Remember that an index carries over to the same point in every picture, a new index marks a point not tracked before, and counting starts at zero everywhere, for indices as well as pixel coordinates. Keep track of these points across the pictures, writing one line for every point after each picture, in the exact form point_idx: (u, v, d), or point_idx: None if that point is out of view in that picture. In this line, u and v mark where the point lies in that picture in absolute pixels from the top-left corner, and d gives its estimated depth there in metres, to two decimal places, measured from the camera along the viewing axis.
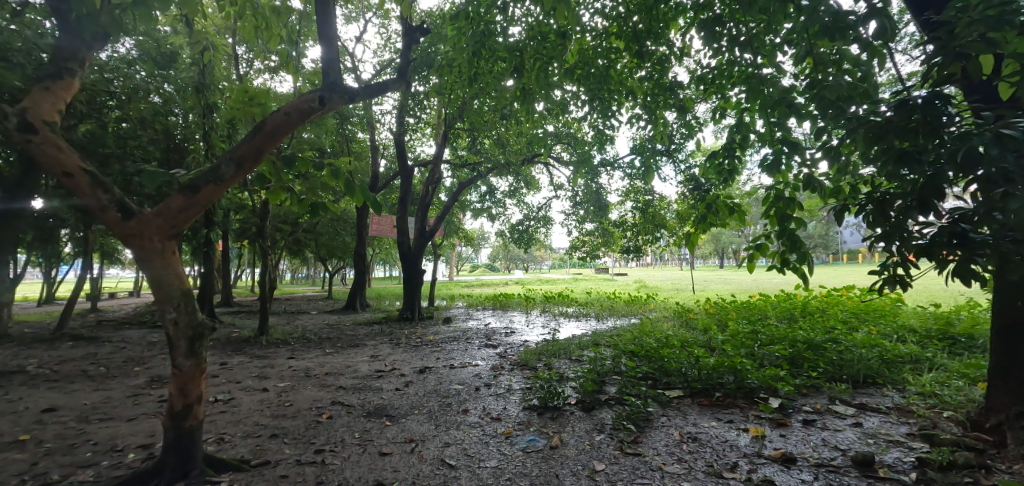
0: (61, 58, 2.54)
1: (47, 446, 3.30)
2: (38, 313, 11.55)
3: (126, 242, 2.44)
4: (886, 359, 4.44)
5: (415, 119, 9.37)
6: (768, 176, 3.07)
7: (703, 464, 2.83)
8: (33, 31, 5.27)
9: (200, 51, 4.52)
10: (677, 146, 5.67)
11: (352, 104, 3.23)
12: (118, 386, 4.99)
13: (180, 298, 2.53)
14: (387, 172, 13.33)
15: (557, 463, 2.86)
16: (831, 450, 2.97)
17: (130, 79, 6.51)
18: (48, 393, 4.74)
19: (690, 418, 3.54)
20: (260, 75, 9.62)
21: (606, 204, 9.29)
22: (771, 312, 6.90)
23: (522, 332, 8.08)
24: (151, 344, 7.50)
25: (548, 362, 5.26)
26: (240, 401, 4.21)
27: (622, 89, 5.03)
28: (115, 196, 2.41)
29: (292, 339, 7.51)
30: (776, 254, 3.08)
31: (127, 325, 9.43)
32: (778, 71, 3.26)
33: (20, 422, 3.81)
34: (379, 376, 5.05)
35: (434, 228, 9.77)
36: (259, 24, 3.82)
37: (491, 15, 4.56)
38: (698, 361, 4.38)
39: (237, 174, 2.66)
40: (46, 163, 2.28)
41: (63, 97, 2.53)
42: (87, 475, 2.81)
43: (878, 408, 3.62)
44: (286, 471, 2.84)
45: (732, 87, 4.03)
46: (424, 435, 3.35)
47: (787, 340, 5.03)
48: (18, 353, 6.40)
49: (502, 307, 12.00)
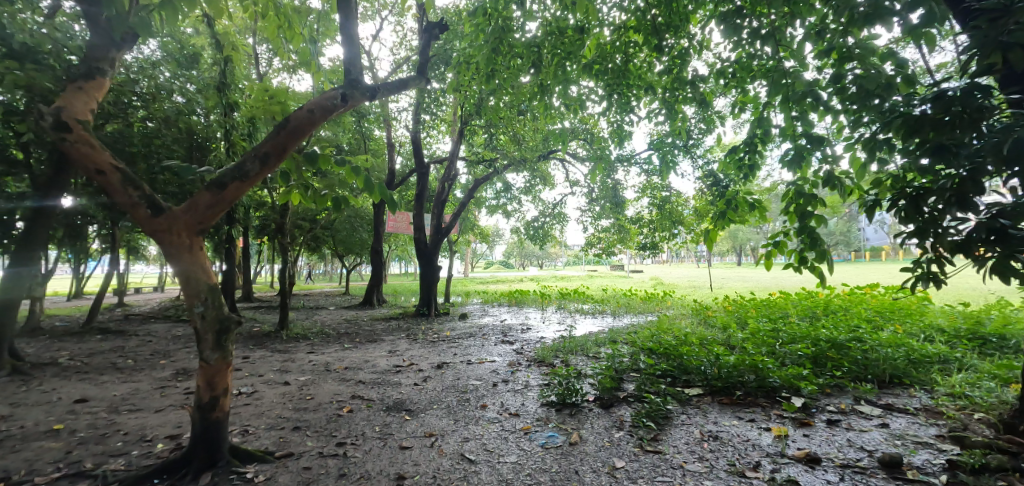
0: (93, 58, 2.66)
1: (80, 435, 3.42)
2: (68, 307, 12.02)
3: (155, 238, 2.50)
4: (913, 359, 4.33)
5: (430, 116, 9.37)
6: (789, 172, 2.97)
7: (724, 462, 2.80)
8: (63, 34, 5.40)
9: (223, 50, 4.62)
10: (695, 142, 5.74)
11: (372, 102, 3.22)
12: (145, 378, 5.14)
13: (207, 292, 2.59)
14: (402, 169, 13.46)
15: (576, 459, 2.86)
16: (857, 451, 2.92)
17: (155, 79, 6.66)
18: (80, 384, 4.91)
19: (710, 416, 3.50)
20: (279, 73, 9.75)
21: (623, 200, 9.06)
22: (792, 310, 6.79)
23: (538, 328, 8.10)
24: (175, 337, 7.70)
25: (565, 359, 5.23)
26: (263, 394, 4.29)
27: (639, 83, 4.95)
28: (145, 193, 2.48)
29: (311, 334, 7.59)
30: (794, 252, 3.05)
31: (152, 319, 9.69)
32: (801, 64, 3.18)
33: (54, 412, 3.96)
34: (397, 371, 5.10)
35: (450, 225, 9.77)
36: (282, 23, 3.91)
37: (509, 11, 4.53)
38: (717, 358, 4.32)
39: (262, 171, 2.68)
40: (80, 161, 2.36)
41: (95, 97, 2.62)
42: (119, 464, 2.90)
43: (905, 409, 3.54)
44: (310, 463, 2.89)
45: (752, 80, 3.94)
46: (443, 430, 3.37)
47: (809, 339, 4.92)
48: (49, 346, 6.62)
49: (517, 303, 11.95)
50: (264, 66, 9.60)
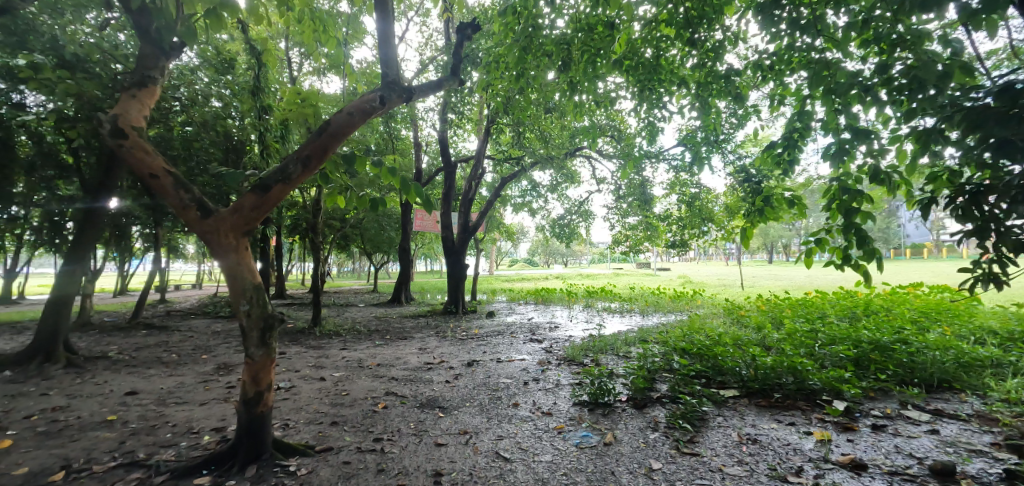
0: (144, 67, 2.78)
1: (132, 426, 3.60)
2: (115, 303, 12.64)
3: (204, 238, 2.60)
4: (963, 362, 4.13)
5: (457, 116, 9.43)
6: (831, 167, 2.87)
7: (765, 467, 2.74)
8: (110, 43, 5.64)
9: (259, 55, 4.76)
10: (727, 137, 5.62)
11: (408, 103, 3.26)
12: (189, 372, 5.36)
13: (253, 291, 2.67)
14: (428, 168, 13.60)
15: (611, 460, 2.84)
16: (905, 457, 2.80)
17: (194, 85, 6.91)
18: (129, 377, 5.16)
19: (748, 419, 3.42)
20: (309, 75, 9.97)
21: (651, 197, 8.92)
22: (830, 310, 6.56)
23: (566, 326, 8.08)
24: (215, 333, 8.00)
25: (595, 358, 5.20)
26: (301, 389, 4.42)
27: (671, 79, 4.86)
28: (195, 196, 2.58)
29: (343, 331, 7.77)
30: (837, 250, 2.94)
31: (193, 315, 10.10)
32: (846, 56, 3.05)
33: (107, 404, 4.18)
34: (428, 368, 5.17)
35: (477, 223, 9.81)
36: (317, 27, 4.00)
37: (539, 10, 4.52)
38: (754, 360, 4.21)
39: (304, 173, 2.75)
40: (135, 166, 2.48)
41: (147, 103, 2.74)
42: (170, 455, 3.04)
43: (956, 415, 3.38)
44: (349, 458, 2.96)
45: (792, 72, 3.81)
46: (477, 427, 3.40)
47: (850, 340, 4.75)
48: (100, 341, 6.98)
49: (544, 301, 11.94)
50: (295, 68, 9.84)
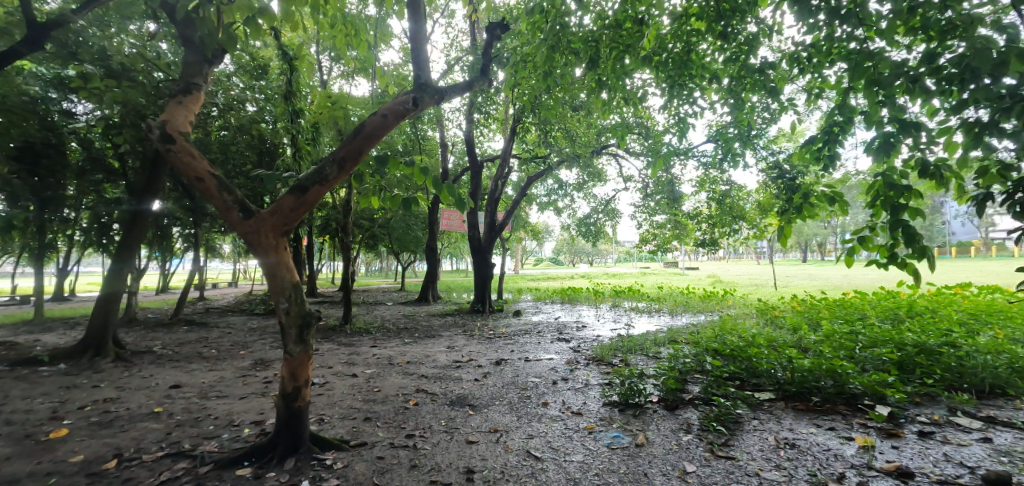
0: (188, 74, 2.90)
1: (177, 418, 3.77)
2: (158, 300, 13.27)
3: (246, 238, 2.70)
4: (1018, 368, 3.89)
5: (483, 116, 9.49)
6: (874, 162, 2.76)
7: (805, 472, 2.66)
8: (154, 53, 5.90)
9: (293, 61, 4.91)
10: (760, 132, 5.47)
11: (440, 104, 3.29)
12: (227, 367, 5.58)
13: (291, 289, 2.76)
14: (454, 168, 13.72)
15: (643, 461, 2.81)
16: (955, 466, 2.67)
17: (230, 91, 7.17)
18: (173, 371, 5.41)
19: (785, 423, 3.33)
20: (338, 79, 10.20)
21: (680, 194, 8.75)
22: (870, 311, 6.31)
23: (593, 326, 8.02)
24: (251, 329, 8.30)
25: (624, 358, 5.16)
26: (334, 385, 4.54)
27: (702, 74, 4.75)
28: (237, 197, 2.68)
29: (373, 329, 7.94)
30: (882, 249, 2.83)
31: (230, 312, 10.49)
32: (890, 46, 2.91)
33: (154, 396, 4.39)
34: (457, 366, 5.23)
35: (503, 222, 9.85)
36: (348, 31, 4.09)
37: (567, 7, 4.50)
38: (790, 362, 4.10)
39: (339, 174, 2.81)
40: (183, 170, 2.60)
41: (192, 109, 2.86)
42: (213, 446, 3.17)
43: (1011, 423, 3.20)
44: (383, 453, 3.03)
45: (830, 64, 3.67)
46: (507, 426, 3.42)
47: (893, 343, 4.56)
48: (145, 336, 7.34)
49: (570, 301, 11.90)
50: (325, 72, 10.09)
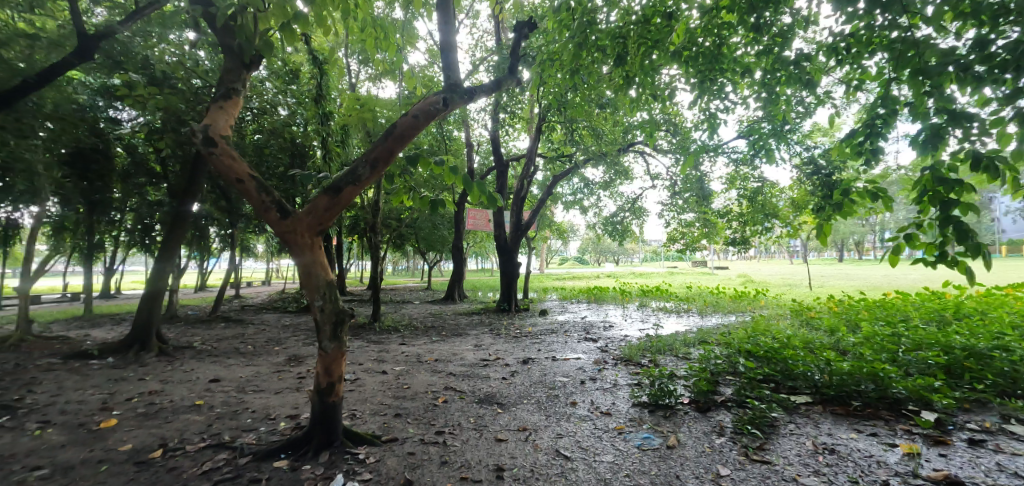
0: (227, 80, 3.01)
1: (217, 411, 3.93)
2: (197, 298, 13.85)
3: (283, 237, 2.79)
4: None
5: (508, 115, 9.50)
6: (920, 156, 2.63)
7: (846, 479, 2.56)
8: (193, 60, 6.15)
9: (325, 64, 5.04)
10: (796, 126, 5.29)
11: (469, 104, 3.31)
12: (263, 362, 5.77)
13: (325, 287, 2.83)
14: (479, 167, 13.79)
15: (675, 463, 2.77)
16: (1011, 476, 2.52)
17: (264, 95, 7.39)
18: (212, 365, 5.63)
19: (824, 427, 3.22)
20: (365, 81, 10.40)
21: (710, 192, 8.55)
22: (914, 312, 6.02)
23: (620, 326, 7.92)
24: (284, 326, 8.56)
25: (654, 358, 5.09)
26: (365, 381, 4.63)
27: (734, 68, 4.63)
28: (275, 198, 2.77)
29: (401, 327, 8.07)
30: (930, 247, 2.70)
31: (264, 310, 10.85)
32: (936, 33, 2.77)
33: (195, 389, 4.59)
34: (485, 364, 5.26)
35: (529, 221, 9.84)
36: (377, 34, 4.16)
37: (593, 4, 4.46)
38: (828, 365, 3.96)
39: (371, 175, 2.87)
40: (224, 172, 2.71)
41: (232, 113, 2.98)
42: (252, 438, 3.29)
43: None
44: (413, 449, 3.08)
45: (871, 54, 3.52)
46: (536, 424, 3.43)
47: (940, 345, 4.34)
48: (186, 332, 7.67)
49: (596, 300, 11.80)
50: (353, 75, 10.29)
